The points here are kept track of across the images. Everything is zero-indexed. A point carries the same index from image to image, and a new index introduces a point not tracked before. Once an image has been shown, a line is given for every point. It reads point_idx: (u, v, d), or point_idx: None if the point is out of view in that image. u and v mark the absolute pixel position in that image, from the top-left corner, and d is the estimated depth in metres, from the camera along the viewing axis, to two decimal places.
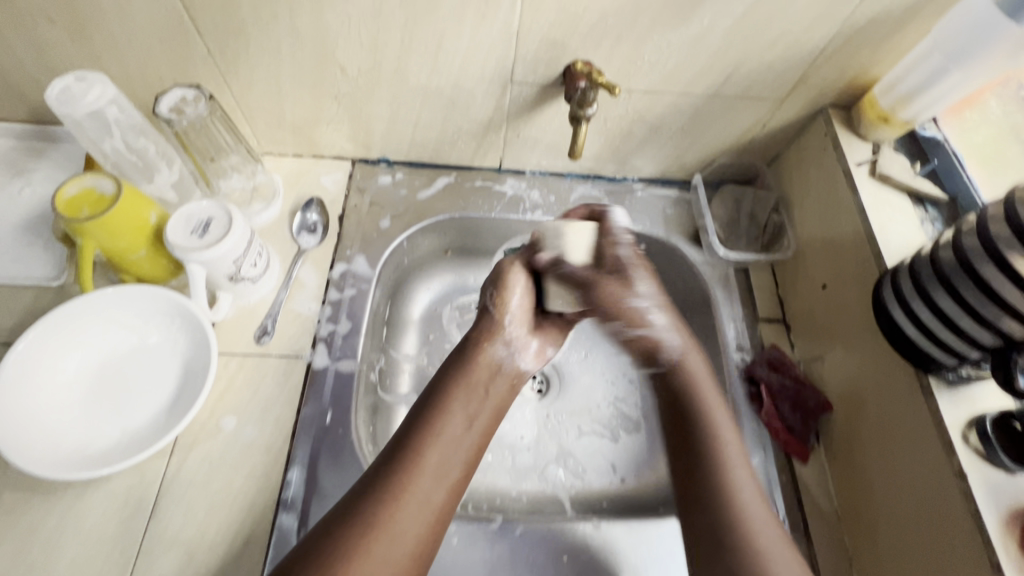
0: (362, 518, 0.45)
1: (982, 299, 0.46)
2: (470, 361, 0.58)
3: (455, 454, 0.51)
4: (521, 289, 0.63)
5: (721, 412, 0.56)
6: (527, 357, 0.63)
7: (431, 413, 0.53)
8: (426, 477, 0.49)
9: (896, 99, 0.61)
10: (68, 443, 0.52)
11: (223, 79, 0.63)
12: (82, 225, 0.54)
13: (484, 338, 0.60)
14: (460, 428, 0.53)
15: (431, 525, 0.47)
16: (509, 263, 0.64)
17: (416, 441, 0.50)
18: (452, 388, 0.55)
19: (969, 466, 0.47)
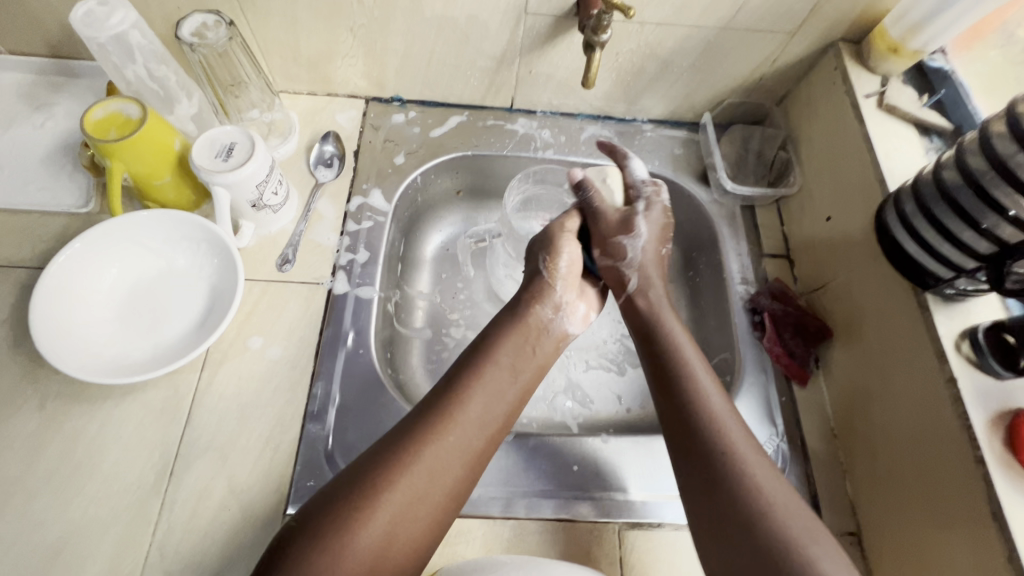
0: (409, 449, 0.47)
1: (983, 212, 0.48)
2: (521, 319, 0.60)
3: (497, 403, 0.53)
4: (573, 249, 0.64)
5: (685, 341, 0.58)
6: (574, 320, 0.64)
7: (479, 364, 0.55)
8: (469, 423, 0.51)
9: (906, 29, 0.61)
10: (107, 354, 0.56)
11: (240, 9, 0.64)
12: (111, 145, 0.55)
13: (534, 299, 0.62)
14: (505, 379, 0.55)
15: (468, 466, 0.50)
16: (560, 227, 0.65)
17: (463, 388, 0.53)
18: (501, 339, 0.58)
19: (960, 373, 0.50)
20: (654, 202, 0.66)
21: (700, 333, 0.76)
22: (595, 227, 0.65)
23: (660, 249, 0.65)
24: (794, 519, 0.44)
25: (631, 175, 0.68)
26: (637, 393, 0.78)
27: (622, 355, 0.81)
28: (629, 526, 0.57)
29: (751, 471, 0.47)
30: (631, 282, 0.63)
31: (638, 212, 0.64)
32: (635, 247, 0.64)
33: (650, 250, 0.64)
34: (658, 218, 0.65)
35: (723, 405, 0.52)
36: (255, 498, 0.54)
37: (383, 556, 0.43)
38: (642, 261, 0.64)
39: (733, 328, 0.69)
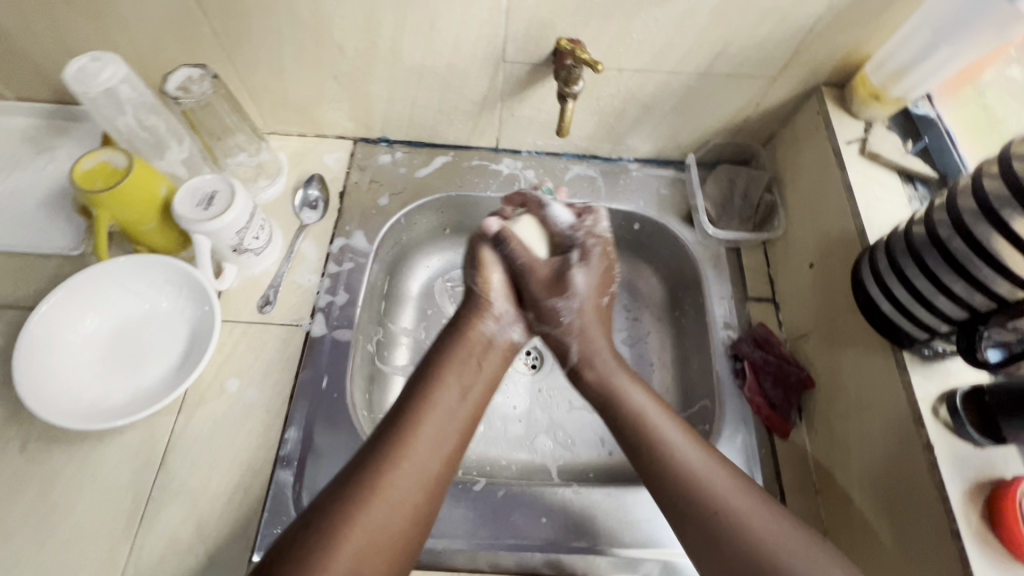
0: (362, 480, 0.47)
1: (955, 277, 0.46)
2: (462, 336, 0.60)
3: (452, 422, 0.54)
4: (504, 269, 0.65)
5: (642, 400, 0.58)
6: (519, 329, 0.64)
7: (425, 387, 0.55)
8: (420, 448, 0.51)
9: (887, 77, 0.60)
10: (87, 396, 0.57)
11: (228, 60, 0.66)
12: (97, 196, 0.57)
13: (474, 316, 0.62)
14: (456, 401, 0.55)
15: (427, 488, 0.49)
16: (481, 242, 0.66)
17: (411, 413, 0.53)
18: (445, 361, 0.58)
19: (936, 439, 0.48)
20: (590, 244, 0.66)
21: (683, 377, 0.75)
22: (523, 283, 0.64)
23: (593, 301, 0.65)
24: (804, 563, 0.45)
25: (554, 221, 0.67)
26: None
27: None
28: None
29: (745, 522, 0.47)
30: (573, 350, 0.63)
31: (574, 267, 0.65)
32: (570, 309, 0.63)
33: (587, 307, 0.64)
34: (599, 265, 0.66)
35: (711, 466, 0.52)
36: (221, 545, 0.55)
37: None
38: (581, 321, 0.64)
39: (715, 374, 0.68)
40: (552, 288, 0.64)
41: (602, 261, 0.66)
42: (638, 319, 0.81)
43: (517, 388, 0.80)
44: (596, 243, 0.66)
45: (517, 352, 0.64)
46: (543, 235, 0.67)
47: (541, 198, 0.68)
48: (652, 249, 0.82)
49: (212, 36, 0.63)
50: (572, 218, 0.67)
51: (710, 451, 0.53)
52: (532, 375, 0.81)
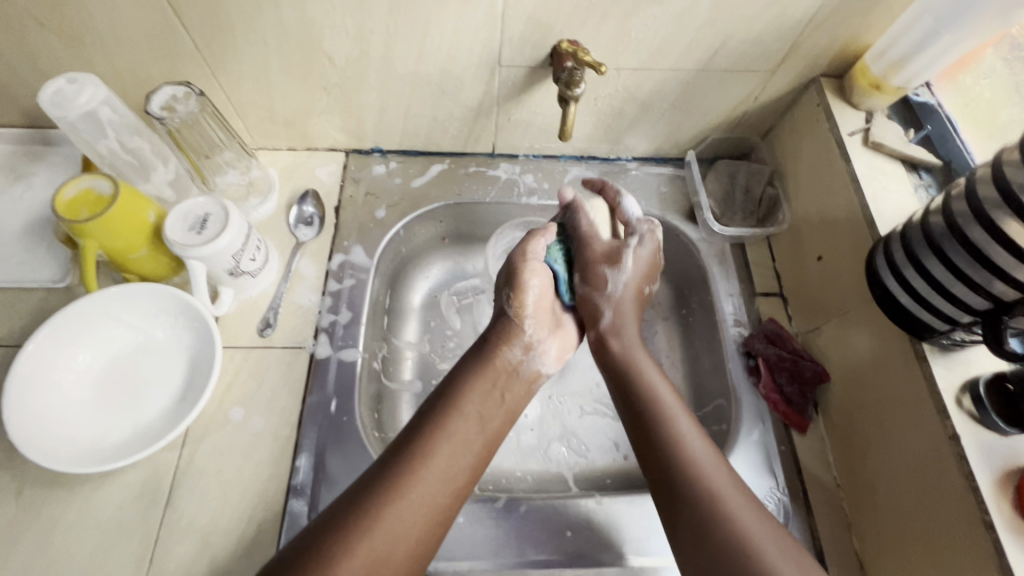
0: (371, 507, 0.46)
1: (973, 265, 0.46)
2: (491, 362, 0.59)
3: (465, 452, 0.52)
4: (539, 283, 0.62)
5: (661, 386, 0.57)
6: (548, 360, 0.63)
7: (445, 414, 0.54)
8: (431, 481, 0.49)
9: (888, 65, 0.60)
10: (84, 436, 0.55)
11: (212, 75, 0.63)
12: (83, 225, 0.55)
13: (503, 340, 0.61)
14: (472, 432, 0.54)
15: (431, 523, 0.48)
16: (520, 261, 0.63)
17: (427, 442, 0.51)
18: (468, 385, 0.57)
19: (963, 431, 0.48)
20: (643, 228, 0.65)
21: (694, 376, 0.74)
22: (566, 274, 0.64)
23: (636, 291, 0.64)
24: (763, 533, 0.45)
25: (625, 212, 0.67)
26: None
27: None
28: None
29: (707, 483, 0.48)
30: (605, 317, 0.63)
31: (626, 245, 0.63)
32: (618, 283, 0.63)
33: (631, 287, 0.63)
34: (646, 256, 0.65)
35: (700, 445, 0.52)
36: None
37: None
38: (621, 297, 0.63)
39: (729, 372, 0.67)
40: (602, 255, 0.64)
41: (648, 246, 0.65)
42: (644, 319, 0.80)
43: None
44: (645, 234, 0.64)
45: (543, 380, 0.63)
46: (609, 224, 0.67)
47: (619, 188, 0.68)
48: None
49: (194, 51, 0.60)
50: (638, 212, 0.66)
51: (717, 450, 0.52)
52: (542, 382, 0.80)
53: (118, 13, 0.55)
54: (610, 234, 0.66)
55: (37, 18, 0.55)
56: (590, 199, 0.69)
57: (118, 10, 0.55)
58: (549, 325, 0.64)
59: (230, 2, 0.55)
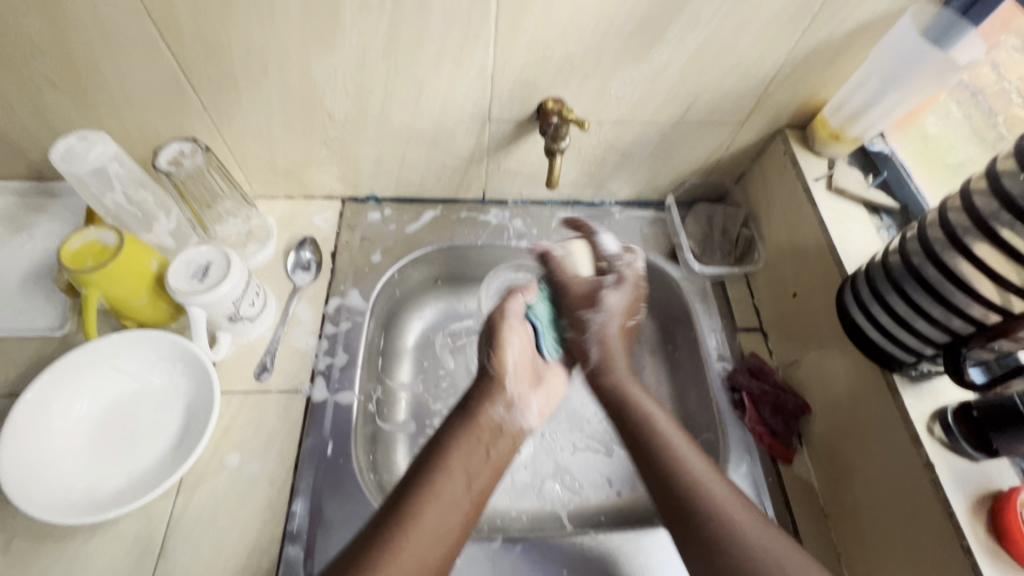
0: (364, 565, 0.47)
1: (931, 301, 0.50)
2: (474, 419, 0.60)
3: (453, 508, 0.53)
4: (517, 344, 0.67)
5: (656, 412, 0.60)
6: (528, 414, 0.66)
7: (431, 471, 0.55)
8: (421, 537, 0.50)
9: (845, 119, 0.66)
10: (79, 485, 0.55)
11: (217, 130, 0.67)
12: (87, 275, 0.56)
13: (485, 400, 0.62)
14: (458, 491, 0.55)
15: None
16: (498, 317, 0.68)
17: (414, 502, 0.52)
18: (455, 440, 0.58)
19: (936, 457, 0.50)
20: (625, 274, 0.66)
21: (683, 410, 0.76)
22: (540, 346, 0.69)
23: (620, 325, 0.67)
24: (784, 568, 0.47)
25: (602, 249, 0.67)
26: (627, 474, 0.76)
27: (608, 434, 0.79)
28: None
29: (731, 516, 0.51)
30: (592, 355, 0.66)
31: (608, 287, 0.65)
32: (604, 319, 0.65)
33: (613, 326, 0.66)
34: (629, 294, 0.66)
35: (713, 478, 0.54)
36: None
37: None
38: (606, 333, 0.66)
39: (715, 406, 0.70)
40: (587, 305, 0.65)
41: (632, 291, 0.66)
42: (631, 355, 0.83)
43: None
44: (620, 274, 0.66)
45: (525, 435, 0.65)
46: (591, 264, 0.67)
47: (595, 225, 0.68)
48: None
49: (201, 109, 0.64)
50: (617, 249, 0.67)
51: (730, 485, 0.54)
52: None
53: (132, 76, 0.59)
54: (591, 272, 0.66)
55: (52, 81, 0.58)
56: (568, 244, 0.68)
57: (131, 73, 0.59)
58: (527, 382, 0.68)
59: (239, 65, 0.59)
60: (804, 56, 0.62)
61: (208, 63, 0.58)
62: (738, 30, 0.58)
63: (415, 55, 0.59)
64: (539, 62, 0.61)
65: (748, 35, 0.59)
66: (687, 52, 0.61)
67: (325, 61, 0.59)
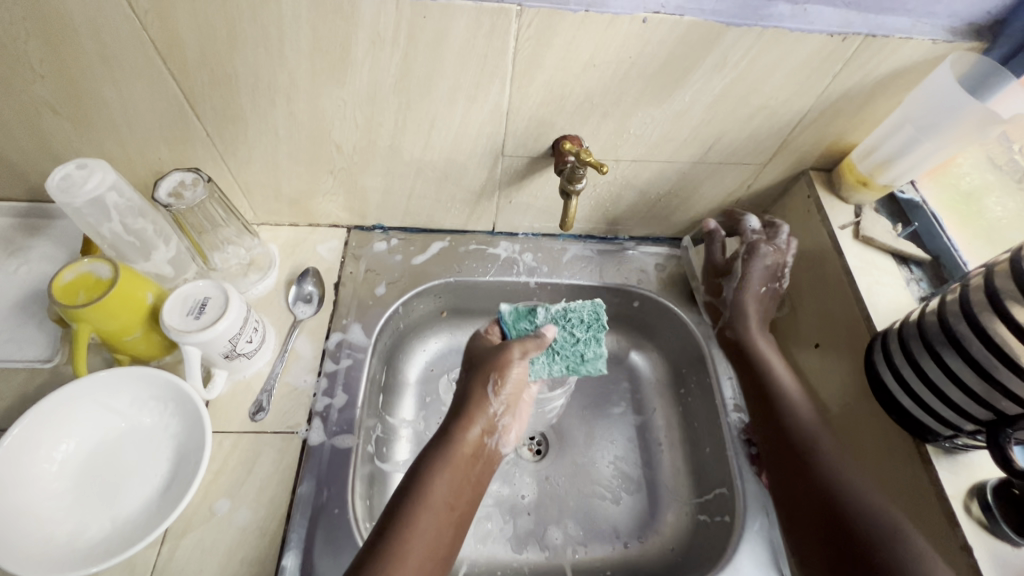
0: None
1: (969, 372, 0.46)
2: (456, 443, 0.57)
3: (438, 540, 0.52)
4: (519, 373, 0.62)
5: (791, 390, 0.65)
6: (509, 438, 0.63)
7: (413, 505, 0.52)
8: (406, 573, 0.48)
9: (874, 165, 0.63)
10: (60, 532, 0.52)
11: (222, 158, 0.65)
12: (77, 310, 0.54)
13: (469, 421, 0.59)
14: (439, 524, 0.52)
15: None
16: (508, 353, 0.61)
17: (399, 537, 0.50)
18: (440, 464, 0.55)
19: (974, 540, 0.47)
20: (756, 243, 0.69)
21: (695, 460, 0.74)
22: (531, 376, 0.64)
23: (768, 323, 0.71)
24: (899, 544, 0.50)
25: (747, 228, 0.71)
26: (634, 525, 0.72)
27: (617, 480, 0.75)
28: None
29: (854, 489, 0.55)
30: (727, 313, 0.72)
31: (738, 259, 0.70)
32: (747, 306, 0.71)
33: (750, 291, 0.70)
34: (762, 265, 0.69)
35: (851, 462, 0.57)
36: None
37: None
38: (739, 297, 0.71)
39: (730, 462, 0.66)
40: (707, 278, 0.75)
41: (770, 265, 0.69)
42: (641, 396, 0.81)
43: (522, 476, 0.75)
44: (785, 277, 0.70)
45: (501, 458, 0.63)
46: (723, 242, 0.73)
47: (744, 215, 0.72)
48: (653, 326, 0.82)
49: (206, 137, 0.62)
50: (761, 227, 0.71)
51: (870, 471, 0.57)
52: (537, 461, 0.76)
53: (135, 103, 0.57)
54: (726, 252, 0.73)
55: (53, 106, 0.56)
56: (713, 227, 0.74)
57: (135, 101, 0.57)
58: (514, 405, 0.63)
59: (245, 95, 0.57)
60: (833, 101, 0.59)
61: (214, 92, 0.56)
62: (766, 73, 0.56)
63: (428, 90, 0.57)
64: (556, 100, 0.58)
65: (776, 78, 0.56)
66: (711, 94, 0.58)
67: (334, 94, 0.57)
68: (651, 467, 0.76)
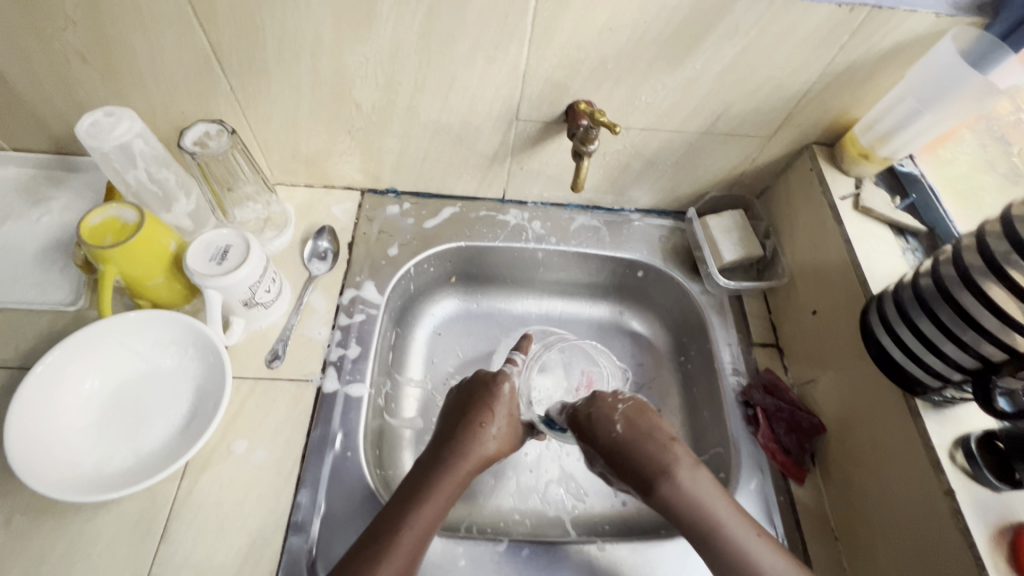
0: (384, 527, 0.54)
1: (961, 325, 0.49)
2: (468, 435, 0.61)
3: (449, 500, 0.57)
4: (507, 392, 0.65)
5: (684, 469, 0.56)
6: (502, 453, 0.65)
7: (399, 511, 0.55)
8: (425, 513, 0.55)
9: (876, 138, 0.65)
10: (87, 462, 0.54)
11: (243, 114, 0.67)
12: (105, 251, 0.55)
13: (478, 424, 0.62)
14: (439, 509, 0.56)
15: (415, 551, 0.53)
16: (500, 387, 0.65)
17: (424, 487, 0.57)
18: (456, 443, 0.61)
19: (957, 485, 0.49)
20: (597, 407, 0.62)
21: (693, 423, 0.76)
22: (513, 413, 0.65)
23: (668, 433, 0.59)
24: None
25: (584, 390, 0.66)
26: None
27: None
28: None
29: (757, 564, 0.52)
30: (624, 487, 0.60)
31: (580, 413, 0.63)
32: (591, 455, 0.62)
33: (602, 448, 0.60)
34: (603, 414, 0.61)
35: (746, 533, 0.54)
36: None
37: None
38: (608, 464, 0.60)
39: (728, 422, 0.69)
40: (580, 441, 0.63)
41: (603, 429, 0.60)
42: (642, 364, 0.83)
43: None
44: (630, 397, 0.63)
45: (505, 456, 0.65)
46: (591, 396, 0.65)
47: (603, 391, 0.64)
48: (654, 296, 0.84)
49: (229, 91, 0.64)
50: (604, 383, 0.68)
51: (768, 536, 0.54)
52: None
53: (161, 54, 0.58)
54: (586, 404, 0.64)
55: (82, 54, 0.58)
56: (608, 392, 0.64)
57: (161, 51, 0.58)
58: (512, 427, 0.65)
59: (271, 49, 0.59)
60: (839, 72, 0.61)
61: (240, 45, 0.58)
62: (776, 42, 0.58)
63: (448, 49, 0.59)
64: (572, 64, 0.60)
65: (786, 47, 0.58)
66: (721, 63, 0.60)
67: (357, 50, 0.59)
68: None
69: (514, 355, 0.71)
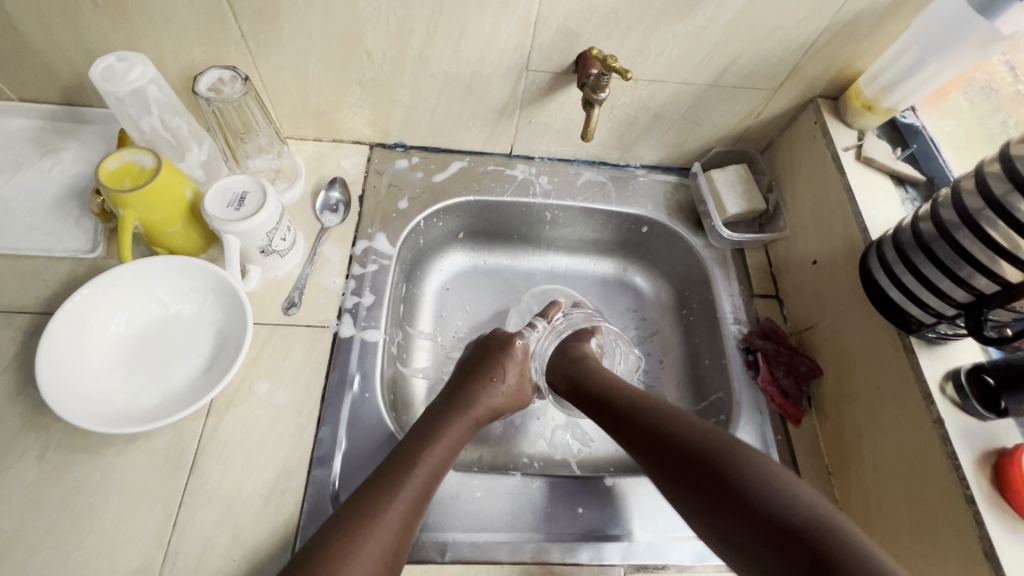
0: (400, 458, 0.54)
1: (958, 262, 0.52)
2: (477, 386, 0.65)
3: (460, 440, 0.59)
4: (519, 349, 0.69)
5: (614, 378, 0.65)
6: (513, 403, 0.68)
7: (416, 448, 0.56)
8: (438, 448, 0.56)
9: (880, 89, 0.67)
10: (117, 398, 0.56)
11: (254, 62, 0.67)
12: (125, 197, 0.56)
13: (490, 376, 0.66)
14: (451, 449, 0.57)
15: (428, 480, 0.54)
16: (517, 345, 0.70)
17: (436, 423, 0.59)
18: (467, 392, 0.64)
19: (946, 415, 0.52)
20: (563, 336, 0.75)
21: (694, 371, 0.79)
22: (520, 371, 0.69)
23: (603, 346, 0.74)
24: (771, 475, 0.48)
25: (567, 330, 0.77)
26: None
27: None
28: (634, 568, 0.57)
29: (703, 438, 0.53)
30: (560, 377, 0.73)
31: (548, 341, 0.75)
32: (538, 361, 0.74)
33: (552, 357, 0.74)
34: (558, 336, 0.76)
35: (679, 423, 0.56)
36: (261, 551, 0.53)
37: (399, 540, 0.49)
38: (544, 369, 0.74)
39: (729, 367, 0.71)
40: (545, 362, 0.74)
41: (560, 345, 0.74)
42: (645, 319, 0.86)
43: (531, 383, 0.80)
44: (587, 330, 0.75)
45: (511, 410, 0.68)
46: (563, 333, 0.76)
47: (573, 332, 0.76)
48: (657, 250, 0.86)
49: (240, 38, 0.63)
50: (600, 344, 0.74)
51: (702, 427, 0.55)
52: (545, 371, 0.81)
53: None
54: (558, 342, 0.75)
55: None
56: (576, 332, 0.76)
57: None
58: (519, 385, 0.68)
59: None
60: (846, 22, 0.62)
61: None
62: None
63: None
64: (584, 10, 0.61)
65: None
66: (731, 10, 0.61)
67: None
68: (653, 378, 0.80)
69: (537, 321, 0.75)
